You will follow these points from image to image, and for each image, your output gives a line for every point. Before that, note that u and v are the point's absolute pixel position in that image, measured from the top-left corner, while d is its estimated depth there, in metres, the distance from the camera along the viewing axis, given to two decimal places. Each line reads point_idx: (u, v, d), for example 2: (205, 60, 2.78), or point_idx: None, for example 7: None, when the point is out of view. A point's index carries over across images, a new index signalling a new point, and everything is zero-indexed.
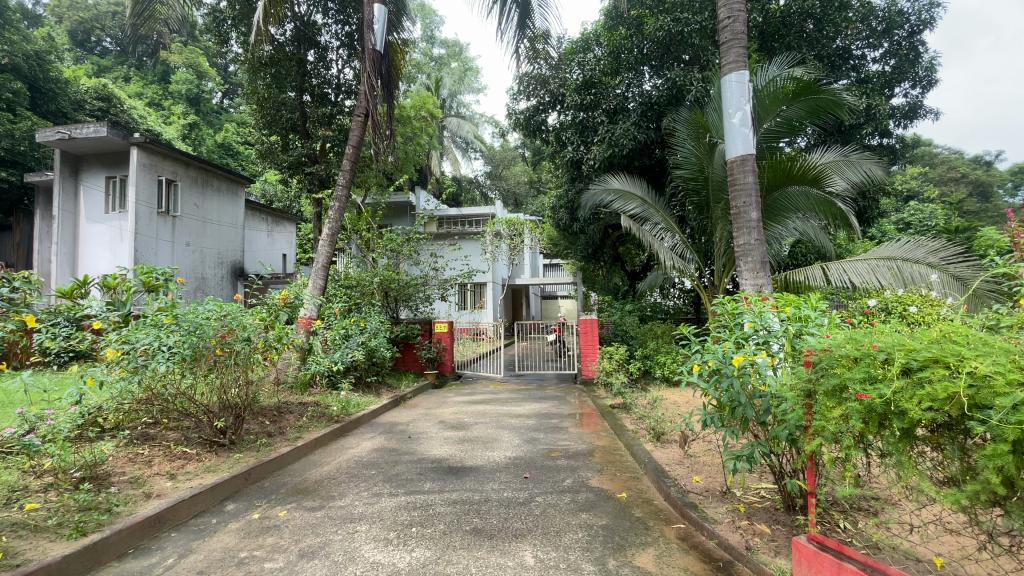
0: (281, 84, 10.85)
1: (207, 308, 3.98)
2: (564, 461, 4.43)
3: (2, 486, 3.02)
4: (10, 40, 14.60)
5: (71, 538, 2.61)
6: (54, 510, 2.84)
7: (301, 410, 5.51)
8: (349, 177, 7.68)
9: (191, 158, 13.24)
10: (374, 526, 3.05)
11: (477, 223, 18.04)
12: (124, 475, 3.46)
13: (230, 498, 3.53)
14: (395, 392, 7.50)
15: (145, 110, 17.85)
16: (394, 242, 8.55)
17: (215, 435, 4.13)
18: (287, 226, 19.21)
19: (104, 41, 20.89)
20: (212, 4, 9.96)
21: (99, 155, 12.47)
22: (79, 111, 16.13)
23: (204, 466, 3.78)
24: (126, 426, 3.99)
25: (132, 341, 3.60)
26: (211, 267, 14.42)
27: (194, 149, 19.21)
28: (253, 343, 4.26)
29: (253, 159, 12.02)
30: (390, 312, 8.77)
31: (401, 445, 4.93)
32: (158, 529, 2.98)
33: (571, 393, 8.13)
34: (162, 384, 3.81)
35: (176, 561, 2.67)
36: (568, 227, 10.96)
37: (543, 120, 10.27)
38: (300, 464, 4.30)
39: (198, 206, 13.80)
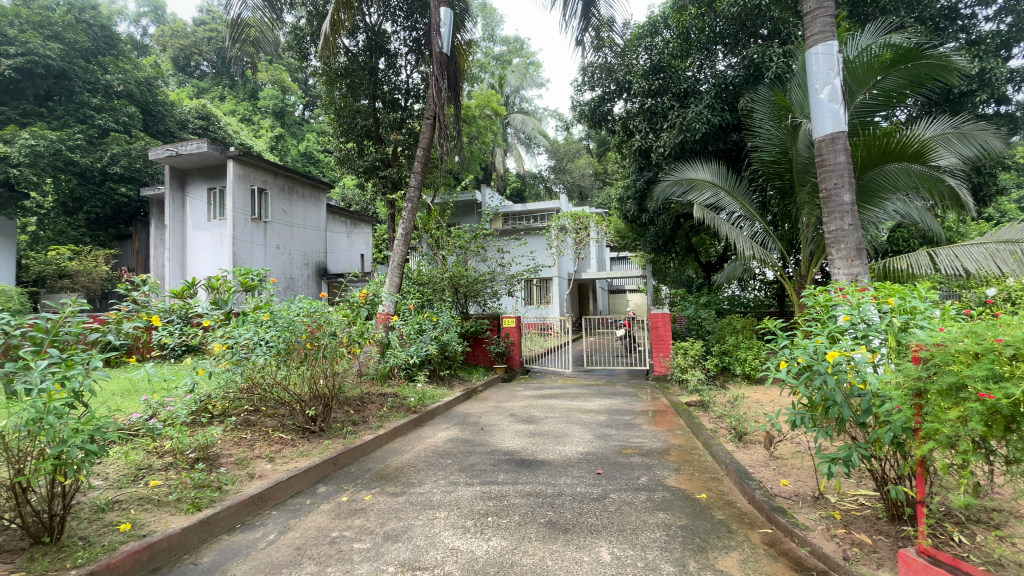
0: (355, 93, 11.39)
1: (298, 306, 4.31)
2: (638, 458, 4.33)
3: (132, 464, 3.43)
4: (124, 70, 16.52)
5: (188, 512, 2.92)
6: (173, 487, 3.19)
7: (381, 401, 5.81)
8: (420, 179, 7.96)
9: (278, 167, 14.32)
10: (452, 514, 3.16)
11: (543, 218, 18.06)
12: (231, 457, 3.83)
13: (321, 481, 3.80)
14: (467, 384, 7.71)
15: (237, 126, 19.63)
16: (462, 239, 8.69)
17: (307, 422, 4.46)
18: (364, 228, 20.30)
19: (202, 65, 23.09)
20: (293, 23, 10.72)
21: (201, 169, 13.85)
22: (183, 129, 18.01)
23: (298, 452, 4.09)
24: (230, 413, 4.39)
25: (234, 336, 3.95)
26: (299, 267, 15.57)
27: (280, 159, 20.82)
28: (339, 338, 4.55)
29: (333, 165, 12.81)
30: (459, 307, 8.95)
31: (475, 437, 5.04)
32: (261, 507, 3.27)
33: (643, 390, 7.92)
34: (261, 375, 4.18)
35: (276, 537, 2.91)
36: (637, 218, 10.61)
37: (609, 109, 9.97)
38: (382, 452, 4.54)
39: (285, 212, 14.93)
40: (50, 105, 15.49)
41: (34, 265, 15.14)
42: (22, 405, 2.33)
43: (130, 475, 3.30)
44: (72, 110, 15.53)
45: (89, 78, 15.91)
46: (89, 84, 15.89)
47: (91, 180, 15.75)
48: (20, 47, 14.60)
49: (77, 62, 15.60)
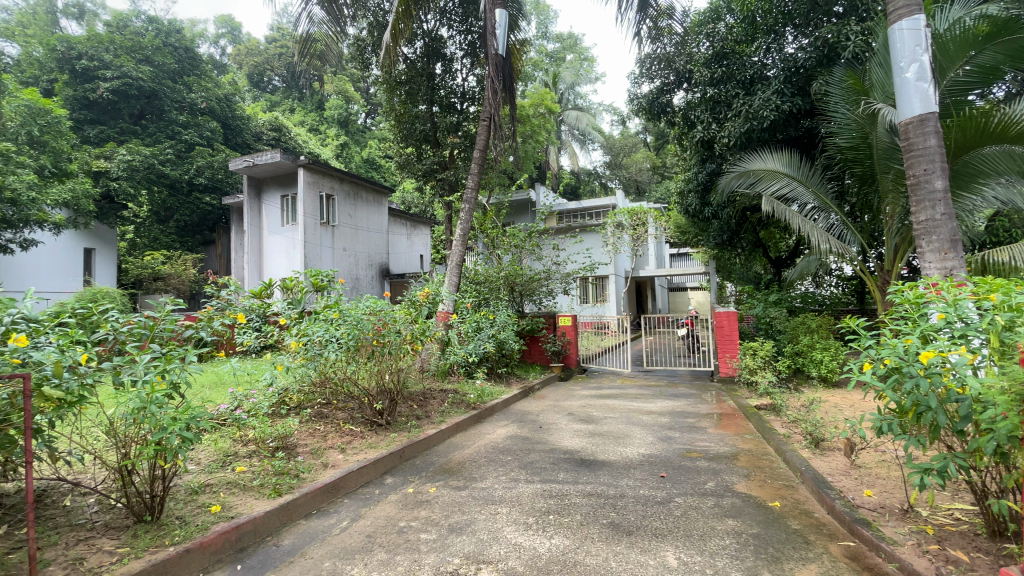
0: (414, 99, 11.78)
1: (366, 305, 4.53)
2: (704, 462, 4.17)
3: (221, 451, 3.74)
4: (206, 89, 17.98)
5: (271, 497, 3.15)
6: (256, 473, 3.45)
7: (442, 397, 5.97)
8: (477, 180, 8.08)
9: (344, 174, 15.05)
10: (514, 510, 3.20)
11: (599, 215, 17.84)
12: (307, 447, 4.09)
13: (388, 472, 3.97)
14: (524, 383, 7.75)
15: (306, 136, 20.87)
16: (517, 238, 8.73)
17: (374, 415, 4.68)
18: (423, 229, 20.94)
19: (273, 80, 24.67)
20: (355, 35, 11.21)
21: (275, 178, 14.83)
22: (258, 141, 19.41)
23: (367, 443, 4.29)
24: (306, 405, 4.66)
25: (308, 333, 4.20)
26: (363, 268, 16.28)
27: (345, 165, 21.92)
28: (403, 335, 4.74)
29: (393, 170, 13.32)
30: (515, 306, 9.02)
31: (534, 435, 5.07)
32: (335, 495, 3.47)
33: (707, 392, 7.63)
34: (333, 370, 4.43)
35: (349, 523, 3.08)
36: (699, 212, 10.23)
37: (668, 100, 9.68)
38: (444, 446, 4.67)
39: (351, 216, 15.67)
40: (144, 124, 17.11)
41: (134, 269, 16.89)
42: (129, 395, 2.59)
43: (219, 460, 3.60)
44: (163, 127, 17.09)
45: (177, 98, 17.43)
46: (176, 102, 17.41)
47: (180, 191, 17.21)
48: (120, 72, 16.21)
49: (166, 83, 17.12)
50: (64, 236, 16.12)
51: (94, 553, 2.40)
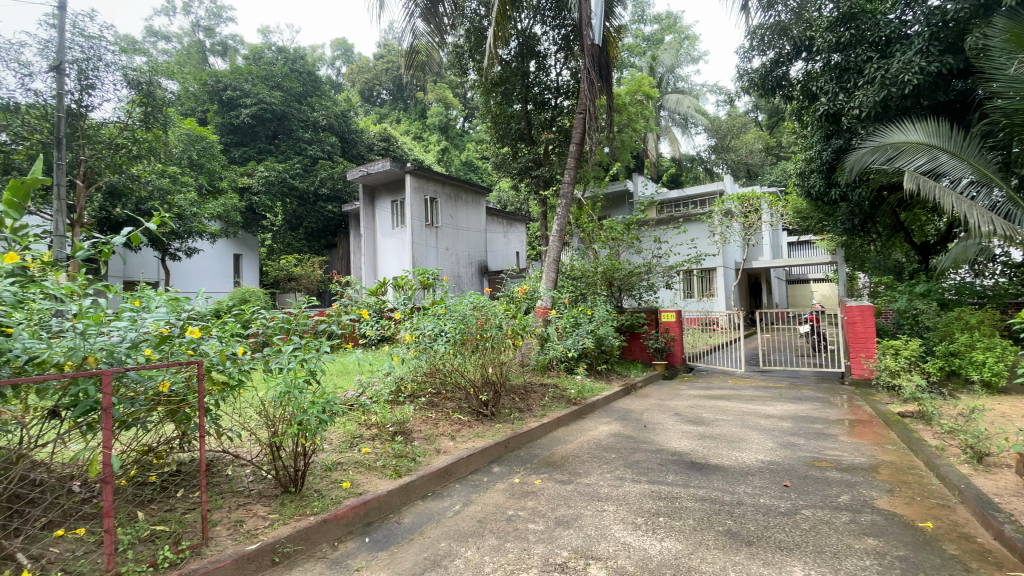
0: (509, 99, 12.04)
1: (468, 301, 4.77)
2: (836, 473, 3.75)
3: (348, 433, 4.14)
4: (326, 107, 19.98)
5: (392, 478, 3.42)
6: (379, 454, 3.77)
7: (543, 391, 6.03)
8: (574, 175, 8.00)
9: (445, 177, 15.80)
10: (621, 508, 3.14)
11: (704, 203, 16.84)
12: (421, 433, 4.39)
13: (495, 462, 4.12)
14: (626, 380, 7.57)
15: (411, 144, 22.32)
16: (614, 231, 8.50)
17: (480, 406, 4.88)
18: (519, 226, 21.35)
19: (381, 93, 26.62)
20: (454, 42, 11.58)
21: (385, 185, 16.02)
22: (370, 152, 21.23)
23: (475, 433, 4.49)
24: (419, 394, 4.99)
25: (421, 327, 4.46)
26: (464, 266, 17.00)
27: (446, 168, 23.06)
28: (504, 329, 4.90)
29: (491, 170, 13.72)
30: (614, 302, 8.84)
31: (639, 434, 4.93)
32: (447, 480, 3.68)
33: (837, 395, 6.85)
34: (442, 362, 4.71)
35: (461, 508, 3.25)
36: (823, 195, 9.18)
37: (786, 73, 8.82)
38: (547, 440, 4.73)
39: (452, 217, 16.41)
40: (276, 143, 19.42)
41: (273, 271, 19.44)
42: (277, 380, 2.96)
43: (348, 441, 3.99)
44: (291, 145, 19.27)
45: (303, 118, 19.54)
46: (302, 122, 19.53)
47: (306, 201, 19.31)
48: (256, 99, 18.53)
49: (293, 105, 19.26)
50: (220, 244, 18.94)
51: (250, 517, 2.79)
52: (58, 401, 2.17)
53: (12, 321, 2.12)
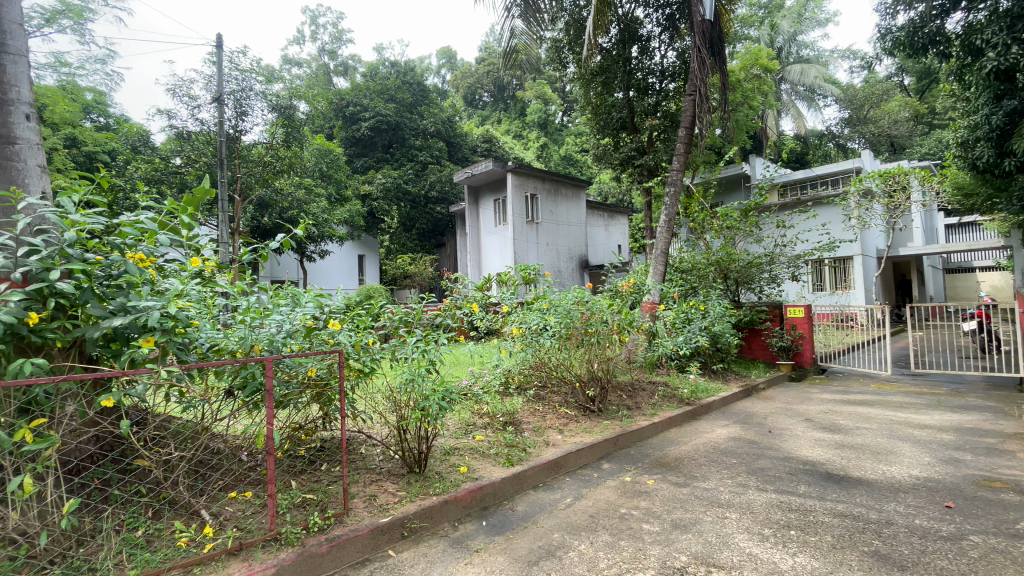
0: (610, 88, 11.73)
1: (573, 296, 4.75)
2: (1016, 497, 3.13)
3: (463, 420, 4.36)
4: (434, 114, 21.16)
5: (505, 466, 3.54)
6: (492, 443, 3.92)
7: (652, 389, 5.79)
8: (683, 160, 7.55)
9: (545, 172, 15.88)
10: (745, 517, 2.93)
11: (837, 183, 14.98)
12: (530, 424, 4.48)
13: (605, 458, 4.07)
14: (745, 380, 7.01)
15: (512, 143, 22.84)
16: (729, 219, 7.83)
17: (587, 402, 4.84)
18: (621, 219, 20.82)
19: (483, 96, 27.44)
20: (552, 37, 11.53)
21: (488, 184, 16.58)
22: (474, 153, 22.12)
23: (583, 428, 4.48)
24: (527, 387, 5.09)
25: (527, 321, 4.55)
26: (565, 261, 16.98)
27: (547, 164, 23.24)
28: (611, 325, 4.78)
29: (591, 163, 13.53)
30: (729, 296, 8.25)
31: (762, 440, 4.54)
32: (557, 472, 3.71)
33: (1016, 405, 5.71)
34: (548, 356, 4.75)
35: (573, 501, 3.26)
36: (994, 166, 7.58)
37: (942, 26, 7.46)
38: (659, 440, 4.56)
39: (552, 212, 16.46)
40: (392, 151, 21.01)
41: (392, 269, 21.14)
42: (402, 369, 3.22)
43: (463, 428, 4.20)
44: (404, 153, 20.73)
45: (413, 126, 20.91)
46: (413, 130, 20.93)
47: (418, 204, 20.65)
48: (374, 112, 20.15)
49: (405, 115, 20.69)
50: (346, 246, 21.05)
51: (382, 493, 3.07)
52: (232, 382, 2.55)
53: (196, 314, 2.52)
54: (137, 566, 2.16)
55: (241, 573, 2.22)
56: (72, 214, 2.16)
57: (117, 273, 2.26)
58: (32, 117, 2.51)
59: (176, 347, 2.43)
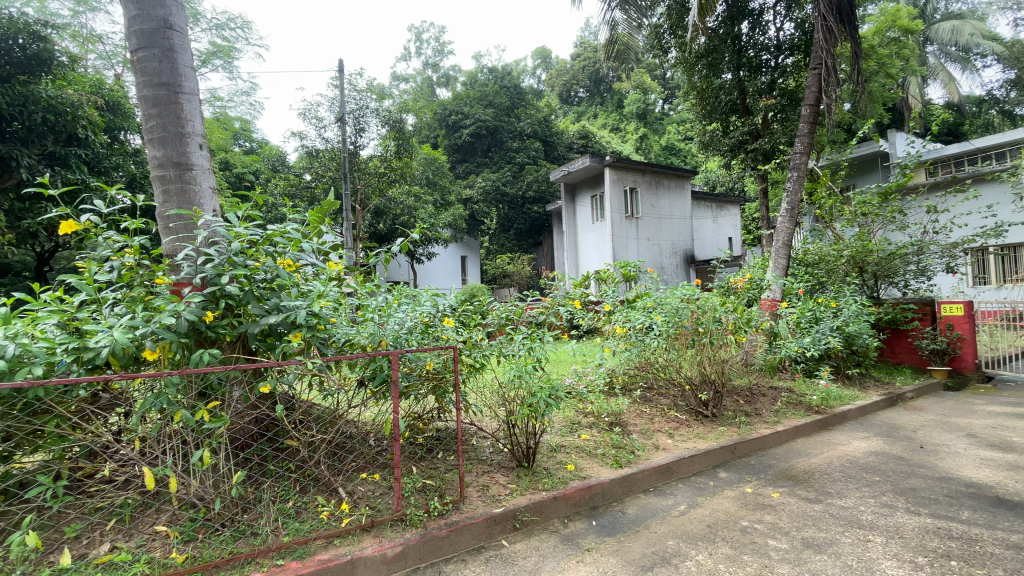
0: (718, 70, 10.99)
1: (682, 293, 4.51)
2: None
3: (569, 418, 4.36)
4: (531, 115, 21.47)
5: (613, 467, 3.48)
6: (598, 442, 3.88)
7: (774, 395, 5.32)
8: (807, 142, 6.80)
9: (646, 165, 15.30)
10: (893, 542, 2.58)
11: (1005, 156, 12.59)
12: (638, 426, 4.34)
13: (721, 466, 3.83)
14: (888, 388, 6.15)
15: (610, 137, 22.66)
16: (866, 205, 6.90)
17: (700, 406, 4.57)
18: (731, 210, 19.42)
19: (579, 92, 27.17)
20: (652, 23, 10.99)
21: (585, 180, 16.43)
22: (571, 150, 22.06)
23: (695, 433, 4.25)
24: (633, 388, 4.94)
25: (631, 320, 4.42)
26: (668, 257, 16.24)
27: (647, 157, 22.47)
28: (725, 324, 4.46)
29: (696, 151, 12.84)
30: (866, 292, 7.28)
31: (913, 456, 3.95)
32: (669, 477, 3.57)
33: None
34: (655, 356, 4.57)
35: (687, 509, 3.11)
36: None
37: None
38: (783, 450, 4.18)
39: (654, 206, 15.81)
40: (491, 155, 21.66)
41: (492, 269, 21.82)
42: (510, 365, 3.30)
43: (569, 426, 4.20)
44: (503, 156, 21.26)
45: (511, 129, 21.38)
46: (512, 133, 21.42)
47: (516, 205, 21.07)
48: (475, 119, 20.90)
49: (503, 118, 21.24)
50: (450, 248, 22.16)
51: (493, 484, 3.19)
52: (363, 373, 2.83)
53: (332, 313, 2.82)
54: (290, 533, 2.48)
55: (373, 548, 2.45)
56: (237, 227, 2.52)
57: (270, 277, 2.60)
58: (204, 146, 2.97)
59: (318, 341, 2.74)
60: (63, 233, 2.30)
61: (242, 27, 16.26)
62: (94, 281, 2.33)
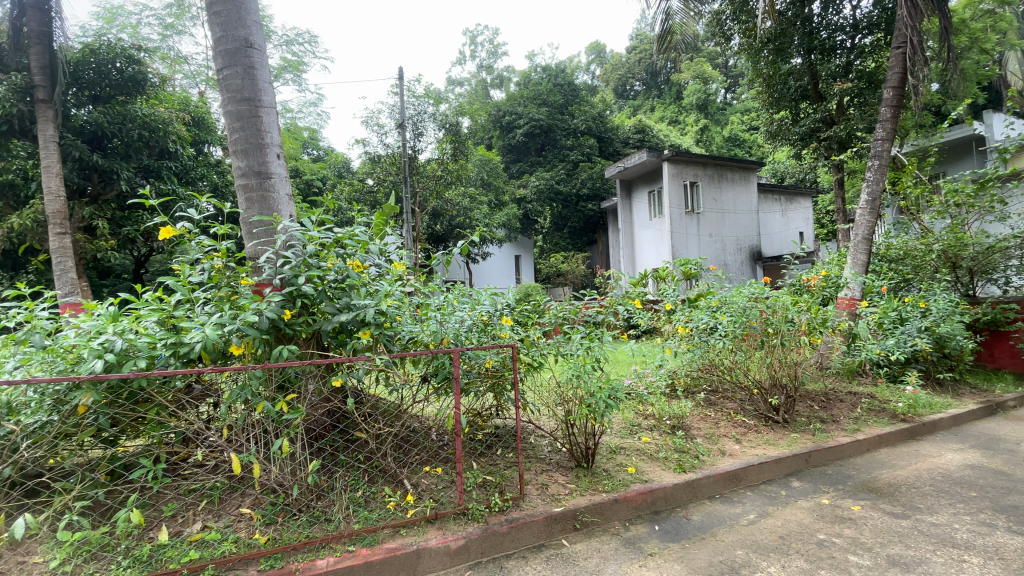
0: (786, 55, 10.33)
1: (749, 291, 4.30)
2: None
3: (628, 420, 4.26)
4: (586, 112, 21.29)
5: (677, 472, 3.38)
6: (660, 445, 3.78)
7: (853, 401, 4.95)
8: (891, 126, 6.26)
9: (708, 158, 14.71)
10: (995, 566, 2.34)
11: None
12: (702, 430, 4.18)
13: (793, 475, 3.62)
14: (987, 396, 5.56)
15: (667, 130, 22.28)
16: (958, 194, 6.30)
17: (769, 411, 4.34)
18: (803, 202, 18.27)
19: (635, 85, 26.58)
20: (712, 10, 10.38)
21: (642, 176, 16.03)
22: (626, 145, 21.66)
23: (765, 439, 4.04)
24: (697, 391, 4.76)
25: (693, 320, 4.27)
26: (732, 254, 15.54)
27: (707, 150, 21.78)
28: (798, 325, 4.20)
29: (762, 141, 12.22)
30: (960, 289, 6.62)
31: (1018, 471, 3.56)
32: (736, 484, 3.42)
33: None
34: (720, 358, 4.39)
35: (757, 518, 2.96)
36: None
37: None
38: (864, 461, 3.88)
39: (716, 200, 15.16)
40: (545, 153, 21.64)
41: (546, 268, 21.80)
42: (568, 365, 3.28)
43: (629, 428, 4.11)
44: (557, 154, 21.19)
45: (565, 126, 21.26)
46: (566, 130, 21.30)
47: (570, 203, 20.90)
48: (528, 118, 20.96)
49: (556, 116, 21.17)
50: (505, 247, 22.41)
51: (553, 484, 3.18)
52: (426, 370, 2.92)
53: (398, 312, 2.94)
54: (360, 521, 2.61)
55: (437, 540, 2.53)
56: (311, 230, 2.68)
57: (342, 277, 2.74)
58: (281, 156, 3.17)
59: (385, 338, 2.87)
60: (161, 238, 2.53)
61: (309, 41, 17.25)
62: (188, 282, 2.56)
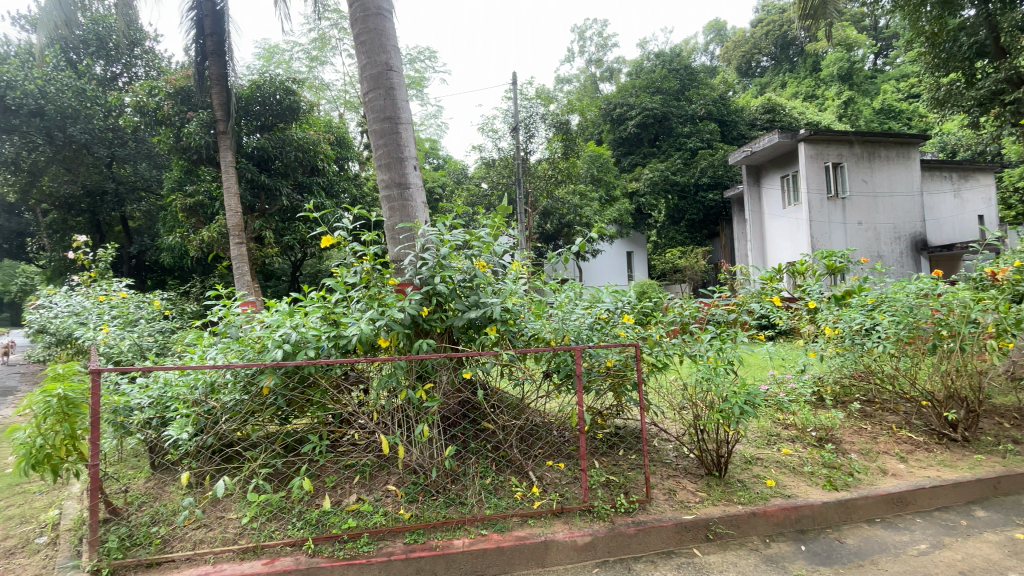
0: (955, 7, 8.74)
1: (916, 287, 3.70)
2: None
3: (765, 429, 3.90)
4: (706, 96, 20.00)
5: (826, 489, 3.04)
6: (804, 459, 3.42)
7: None
8: None
9: (855, 134, 12.90)
10: None
11: None
12: (855, 444, 3.70)
13: (978, 504, 3.06)
14: None
15: (803, 107, 20.14)
16: None
17: (945, 427, 3.70)
18: (983, 178, 15.21)
19: (762, 61, 24.28)
20: None
21: (773, 160, 14.60)
22: (753, 128, 19.97)
23: (939, 459, 3.46)
24: (848, 399, 4.21)
25: (844, 320, 3.79)
26: (888, 243, 13.49)
27: (852, 126, 19.18)
28: (985, 327, 3.51)
29: (924, 110, 10.41)
30: None
31: None
32: (902, 509, 2.98)
33: None
34: (878, 363, 3.84)
35: (929, 549, 2.57)
36: None
37: None
38: None
39: (867, 182, 13.23)
40: (659, 144, 20.64)
41: (660, 264, 20.84)
42: (696, 366, 3.12)
43: (765, 438, 3.77)
44: (672, 143, 20.14)
45: (682, 113, 20.11)
46: (682, 117, 20.16)
47: (688, 194, 19.75)
48: (641, 109, 20.18)
49: (672, 104, 20.13)
50: (617, 244, 21.96)
51: (681, 490, 3.05)
52: (549, 366, 2.97)
53: (522, 309, 3.05)
54: (491, 507, 2.78)
55: (564, 534, 2.59)
56: (444, 234, 2.89)
57: (470, 277, 2.92)
58: (416, 167, 3.46)
59: (510, 334, 3.00)
60: (323, 246, 2.92)
61: (429, 57, 18.46)
62: (344, 283, 2.92)
